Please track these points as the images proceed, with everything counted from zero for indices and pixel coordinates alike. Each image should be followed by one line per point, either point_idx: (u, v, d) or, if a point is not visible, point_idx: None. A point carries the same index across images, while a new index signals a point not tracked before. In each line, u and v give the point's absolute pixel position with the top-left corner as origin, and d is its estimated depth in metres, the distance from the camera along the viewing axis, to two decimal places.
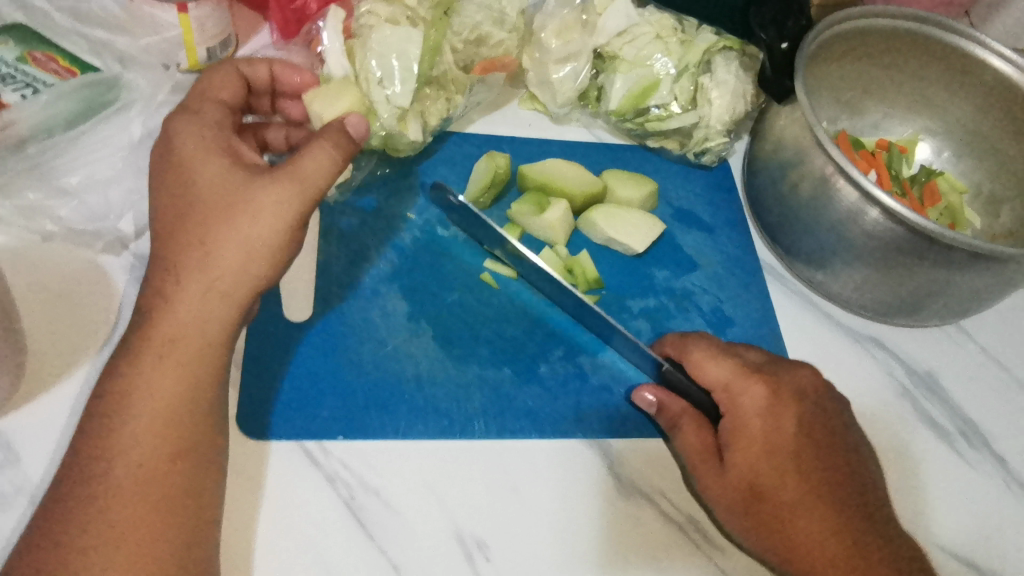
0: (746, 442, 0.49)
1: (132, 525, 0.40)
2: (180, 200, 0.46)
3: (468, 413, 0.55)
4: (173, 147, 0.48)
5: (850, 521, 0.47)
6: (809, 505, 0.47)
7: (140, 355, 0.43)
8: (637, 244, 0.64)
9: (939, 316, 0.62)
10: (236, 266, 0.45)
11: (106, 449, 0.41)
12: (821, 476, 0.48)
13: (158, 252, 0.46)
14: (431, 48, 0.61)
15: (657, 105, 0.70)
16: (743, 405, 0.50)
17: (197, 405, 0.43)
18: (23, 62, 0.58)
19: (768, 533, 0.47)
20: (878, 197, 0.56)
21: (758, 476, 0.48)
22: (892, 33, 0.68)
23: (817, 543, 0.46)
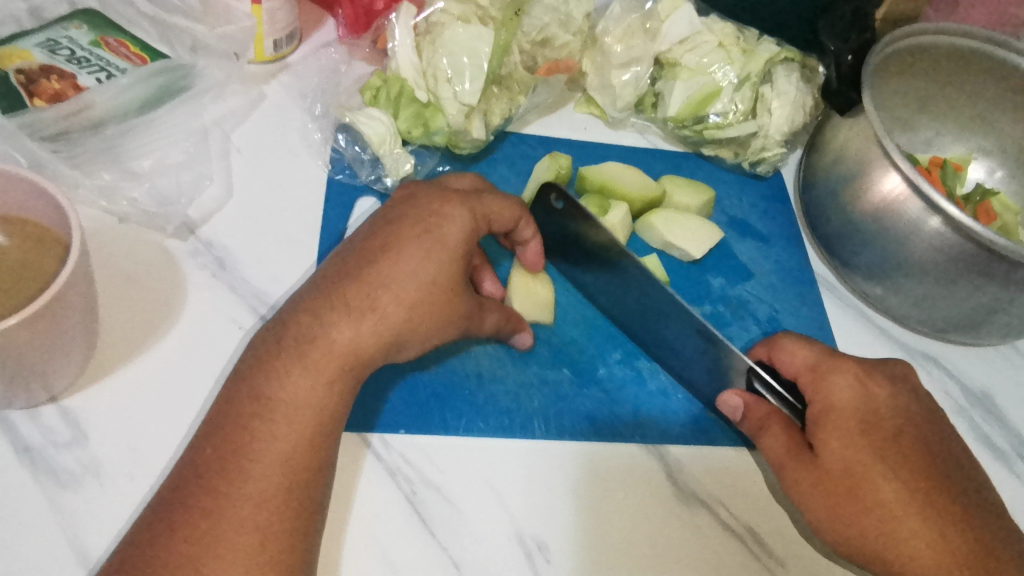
0: (844, 429, 0.46)
1: (267, 531, 0.40)
2: (411, 281, 0.47)
3: (529, 412, 0.55)
4: (432, 231, 0.49)
5: (953, 512, 0.45)
6: (907, 492, 0.45)
7: (310, 374, 0.44)
8: (695, 249, 0.64)
9: (999, 335, 0.62)
10: (403, 352, 0.48)
11: (246, 455, 0.42)
12: (921, 464, 0.46)
13: (347, 281, 0.46)
14: (500, 48, 0.63)
15: (717, 112, 0.70)
16: (837, 391, 0.48)
17: (335, 423, 0.45)
18: (97, 46, 0.61)
19: (868, 526, 0.45)
20: (944, 208, 0.56)
21: (858, 465, 0.45)
22: (956, 52, 0.67)
23: (918, 530, 0.44)
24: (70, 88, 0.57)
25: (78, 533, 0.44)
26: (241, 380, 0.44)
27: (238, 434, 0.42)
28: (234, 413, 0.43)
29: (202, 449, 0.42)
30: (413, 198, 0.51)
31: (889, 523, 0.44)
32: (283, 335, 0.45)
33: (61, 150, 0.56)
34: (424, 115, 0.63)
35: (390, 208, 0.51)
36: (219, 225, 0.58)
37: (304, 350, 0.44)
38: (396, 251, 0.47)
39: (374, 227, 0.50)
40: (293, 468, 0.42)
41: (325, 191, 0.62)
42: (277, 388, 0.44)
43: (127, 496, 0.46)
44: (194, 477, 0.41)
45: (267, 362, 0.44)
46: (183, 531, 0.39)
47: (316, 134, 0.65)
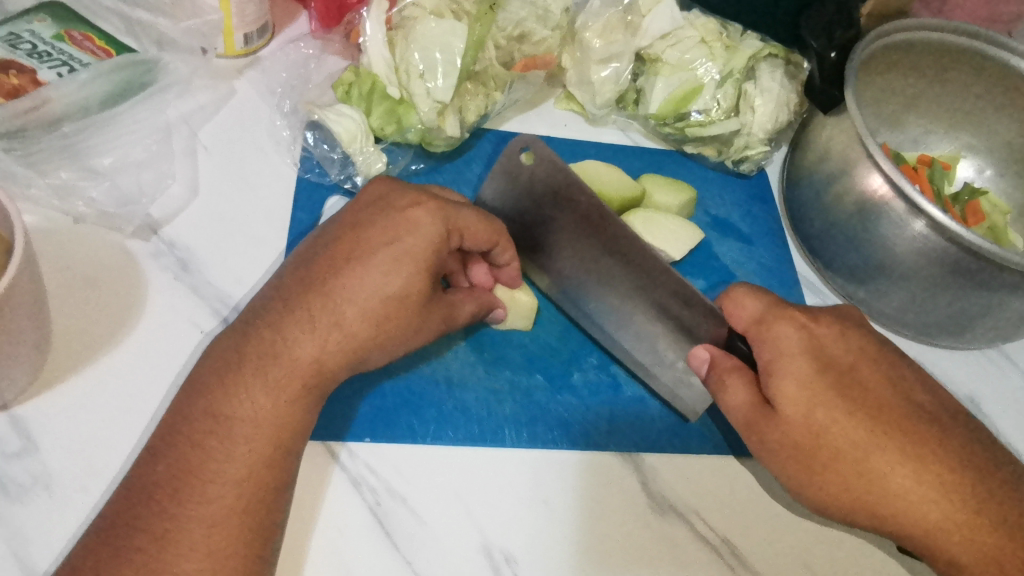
0: (801, 378, 0.45)
1: (219, 556, 0.38)
2: (362, 287, 0.45)
3: (499, 419, 0.53)
4: (395, 240, 0.46)
5: (920, 437, 0.44)
6: (873, 432, 0.44)
7: (273, 391, 0.43)
8: (674, 250, 0.63)
9: (985, 339, 0.60)
10: (375, 355, 0.46)
11: (202, 476, 0.40)
12: (878, 398, 0.45)
13: (303, 296, 0.45)
14: (474, 42, 0.61)
15: (699, 109, 0.68)
16: (785, 341, 0.46)
17: (293, 441, 0.43)
18: (60, 41, 0.59)
19: (844, 473, 0.44)
20: (928, 211, 0.55)
21: (821, 416, 0.44)
22: (946, 48, 0.66)
23: (890, 467, 0.44)
24: (30, 83, 0.55)
25: (24, 547, 0.43)
26: (197, 394, 0.43)
27: (192, 453, 0.40)
28: (189, 430, 0.41)
29: (154, 467, 0.40)
30: (382, 199, 0.49)
31: (863, 465, 0.44)
32: (246, 347, 0.44)
33: (17, 148, 0.54)
34: (397, 111, 0.62)
35: (358, 209, 0.49)
36: (182, 226, 0.57)
37: (268, 367, 0.43)
38: (362, 262, 0.45)
39: (341, 232, 0.47)
40: (249, 488, 0.40)
41: (294, 190, 0.61)
42: (236, 406, 0.42)
43: (77, 508, 0.44)
44: (146, 497, 0.39)
45: (229, 377, 0.43)
46: (130, 555, 0.37)
47: (285, 130, 0.63)
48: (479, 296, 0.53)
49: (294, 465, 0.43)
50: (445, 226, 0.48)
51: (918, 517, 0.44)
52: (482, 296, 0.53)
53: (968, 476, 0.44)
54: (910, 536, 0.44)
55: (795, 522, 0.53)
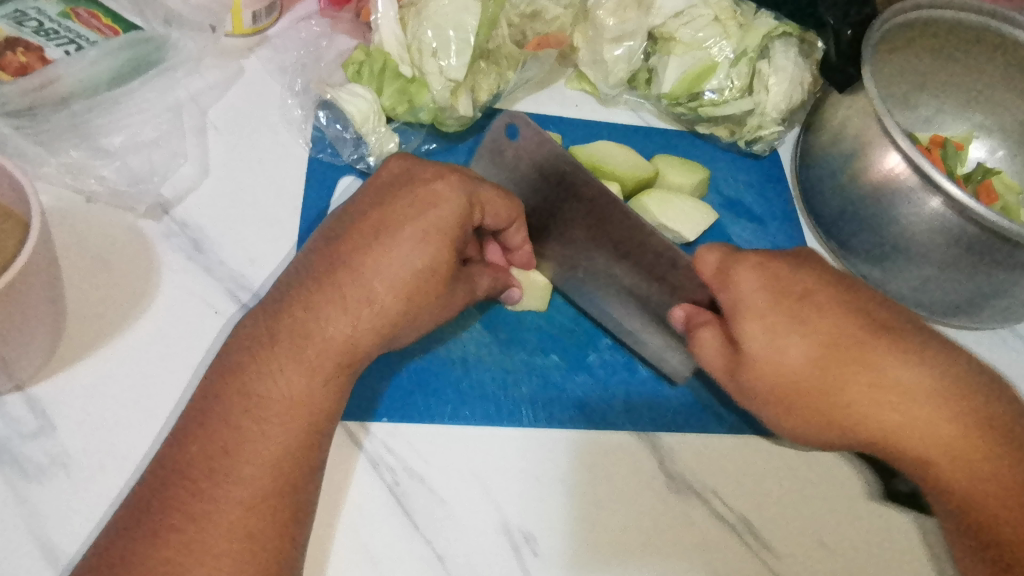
0: (761, 321, 0.44)
1: (255, 537, 0.38)
2: (388, 262, 0.44)
3: (516, 399, 0.53)
4: (422, 214, 0.46)
5: (885, 351, 0.44)
6: (847, 354, 0.44)
7: (306, 369, 0.42)
8: (688, 231, 0.62)
9: (999, 318, 0.60)
10: (405, 330, 0.46)
11: (237, 456, 0.40)
12: (842, 322, 0.44)
13: (336, 275, 0.44)
14: (488, 21, 0.60)
15: (713, 89, 0.68)
16: (742, 284, 0.46)
17: (325, 421, 0.43)
18: (66, 18, 0.56)
19: (809, 403, 0.44)
20: (947, 188, 0.55)
21: (787, 350, 0.44)
22: (962, 27, 0.65)
23: (869, 387, 0.43)
24: (38, 61, 0.55)
25: (44, 528, 0.43)
26: (230, 374, 0.42)
27: (226, 432, 0.40)
28: (222, 410, 0.41)
29: (188, 447, 0.40)
30: (406, 175, 0.49)
31: (830, 391, 0.44)
32: (276, 327, 0.43)
33: (24, 125, 0.54)
34: (409, 91, 0.62)
35: (382, 185, 0.49)
36: (194, 206, 0.56)
37: (301, 346, 0.43)
38: (390, 238, 0.45)
39: (367, 207, 0.47)
40: (283, 468, 0.40)
41: (306, 170, 0.60)
42: (268, 386, 0.42)
43: (95, 488, 0.44)
44: (178, 478, 0.39)
45: (261, 356, 0.42)
46: (165, 534, 0.37)
47: (296, 110, 0.62)
48: (497, 272, 0.53)
49: (322, 451, 0.42)
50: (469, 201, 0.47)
51: (883, 430, 0.44)
52: (500, 271, 0.53)
53: (934, 380, 0.43)
54: (880, 449, 0.45)
55: (810, 500, 0.53)
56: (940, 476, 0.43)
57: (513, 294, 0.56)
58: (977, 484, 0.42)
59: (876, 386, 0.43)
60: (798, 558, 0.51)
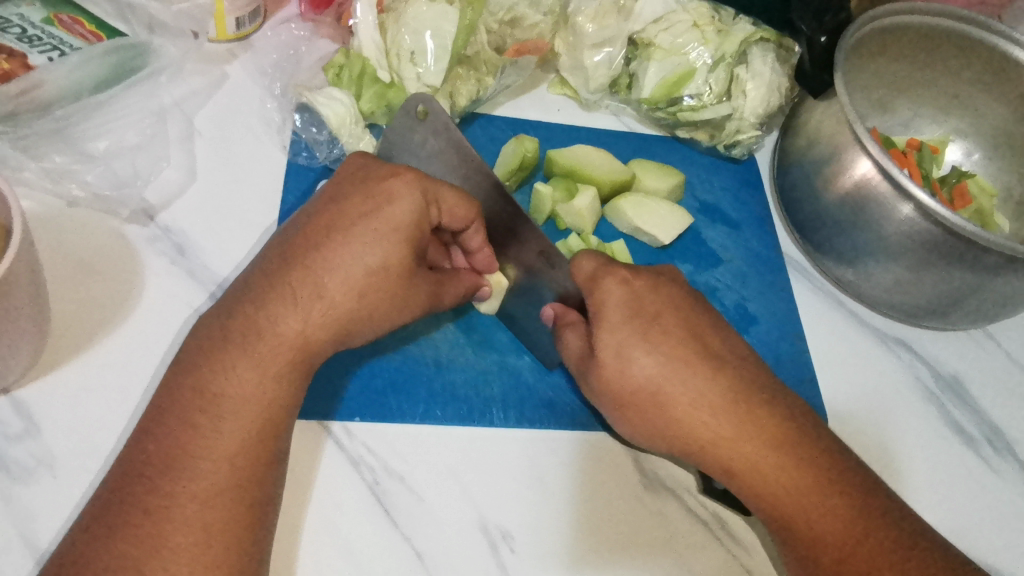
0: (621, 339, 0.47)
1: (212, 531, 0.39)
2: (336, 261, 0.45)
3: (488, 400, 0.54)
4: (378, 211, 0.47)
5: (709, 371, 0.46)
6: (631, 353, 0.46)
7: (258, 367, 0.43)
8: (663, 235, 0.64)
9: (969, 320, 0.62)
10: (361, 327, 0.47)
11: (193, 453, 0.40)
12: (679, 340, 0.47)
13: (286, 275, 0.45)
14: (466, 26, 0.62)
15: (691, 94, 0.69)
16: (609, 295, 0.47)
17: (279, 415, 0.43)
18: (50, 25, 0.58)
19: (644, 411, 0.47)
20: (915, 194, 0.56)
21: (649, 364, 0.46)
22: (936, 32, 0.67)
23: (642, 385, 0.46)
24: (21, 68, 0.55)
25: (28, 526, 0.43)
26: (186, 373, 0.43)
27: (181, 428, 0.41)
28: (176, 408, 0.42)
29: (146, 444, 0.41)
30: (361, 172, 0.50)
31: (655, 399, 0.46)
32: (229, 325, 0.44)
33: (9, 131, 0.55)
34: (386, 96, 0.62)
35: (338, 183, 0.49)
36: (177, 209, 0.57)
37: (252, 343, 0.43)
38: (342, 236, 0.46)
39: (321, 205, 0.48)
40: (240, 464, 0.41)
41: (284, 172, 0.61)
42: (223, 384, 0.42)
43: (78, 488, 0.45)
44: (138, 475, 0.40)
45: (215, 354, 0.43)
46: (124, 530, 0.38)
47: (276, 113, 0.63)
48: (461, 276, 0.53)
49: (283, 440, 0.44)
50: (418, 199, 0.47)
51: (695, 439, 0.46)
52: (466, 279, 0.54)
53: (726, 394, 0.46)
54: (692, 455, 0.47)
55: None
56: (745, 481, 0.45)
57: (483, 291, 0.55)
58: (784, 492, 0.44)
59: (706, 405, 0.46)
60: (768, 552, 0.52)
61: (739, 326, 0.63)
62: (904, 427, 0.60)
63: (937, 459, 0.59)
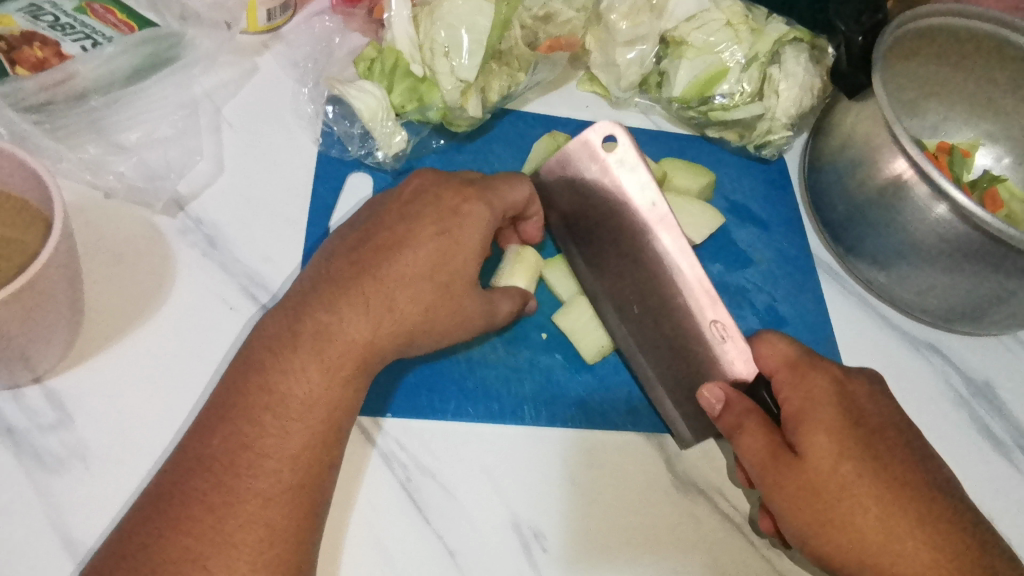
0: (826, 424, 0.44)
1: (271, 533, 0.39)
2: (399, 267, 0.46)
3: (520, 398, 0.54)
4: (448, 223, 0.48)
5: (906, 490, 0.43)
6: (828, 432, 0.44)
7: (327, 370, 0.43)
8: (695, 235, 0.63)
9: (1003, 325, 0.61)
10: (428, 325, 0.47)
11: (258, 450, 0.40)
12: (876, 444, 0.44)
13: (353, 277, 0.46)
14: (500, 23, 0.60)
15: (723, 93, 0.68)
16: (814, 389, 0.46)
17: (343, 412, 0.43)
18: (81, 13, 0.55)
19: (824, 504, 0.43)
20: (952, 195, 0.55)
21: (831, 449, 0.43)
22: (969, 34, 0.66)
23: (827, 467, 0.43)
24: (55, 56, 0.54)
25: (62, 517, 0.43)
26: (253, 371, 0.43)
27: (246, 425, 0.41)
28: (242, 404, 0.41)
29: (209, 439, 0.40)
30: (431, 189, 0.50)
31: (841, 492, 0.43)
32: (299, 327, 0.44)
33: (44, 121, 0.55)
34: (419, 89, 0.62)
35: (401, 201, 0.50)
36: (209, 202, 0.57)
37: (322, 346, 0.43)
38: (412, 241, 0.47)
39: (390, 219, 0.48)
40: (306, 467, 0.41)
41: (315, 165, 0.60)
42: (289, 384, 0.42)
43: (112, 481, 0.45)
44: (200, 468, 0.40)
45: (282, 355, 0.43)
46: (184, 523, 0.38)
47: (307, 106, 0.63)
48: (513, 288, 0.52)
49: (340, 451, 0.43)
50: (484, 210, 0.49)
51: (878, 548, 0.42)
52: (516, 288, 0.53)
53: (914, 510, 0.43)
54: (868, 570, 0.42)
55: None
56: None
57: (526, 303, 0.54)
58: None
59: (888, 508, 0.43)
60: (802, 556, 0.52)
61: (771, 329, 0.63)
62: (936, 435, 0.60)
63: (966, 464, 0.59)
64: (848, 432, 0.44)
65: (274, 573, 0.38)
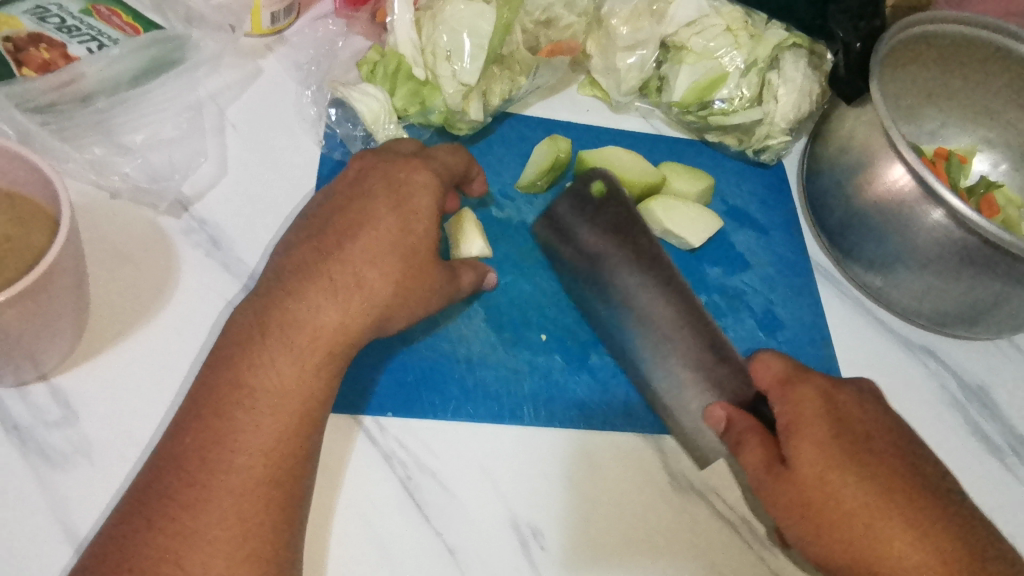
0: (814, 436, 0.45)
1: (246, 523, 0.39)
2: (358, 248, 0.48)
3: (519, 398, 0.54)
4: (405, 202, 0.50)
5: (902, 501, 0.44)
6: (821, 444, 0.45)
7: (297, 360, 0.44)
8: (694, 237, 0.64)
9: (998, 329, 0.62)
10: (395, 307, 0.48)
11: (229, 446, 0.41)
12: (871, 456, 0.45)
13: (315, 264, 0.47)
14: (503, 26, 0.61)
15: (722, 98, 0.69)
16: (805, 404, 0.46)
17: (313, 398, 0.44)
18: (87, 16, 0.58)
19: (821, 512, 0.44)
20: (948, 200, 0.55)
21: (819, 460, 0.44)
22: (966, 41, 0.66)
23: (818, 479, 0.44)
24: (60, 57, 0.56)
25: (66, 513, 0.44)
26: (220, 367, 0.43)
27: (217, 420, 0.41)
28: (213, 403, 0.42)
29: (182, 437, 0.41)
30: (377, 168, 0.52)
31: (835, 502, 0.43)
32: (267, 321, 0.45)
33: (50, 122, 0.55)
34: (421, 93, 0.62)
35: (356, 180, 0.52)
36: (213, 202, 0.57)
37: (291, 337, 0.44)
38: (367, 228, 0.48)
39: (344, 202, 0.51)
40: (277, 458, 0.41)
41: (318, 167, 0.61)
42: (258, 376, 0.43)
43: (115, 477, 0.46)
44: (175, 466, 0.40)
45: (253, 349, 0.44)
46: (161, 521, 0.38)
47: (311, 108, 0.63)
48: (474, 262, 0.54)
49: (317, 433, 0.44)
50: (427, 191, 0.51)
51: (874, 556, 0.43)
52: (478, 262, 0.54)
53: (911, 522, 0.43)
54: None
55: None
56: None
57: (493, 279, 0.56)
58: None
59: (883, 519, 0.43)
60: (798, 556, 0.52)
61: (768, 331, 0.64)
62: (932, 437, 0.60)
63: (961, 467, 0.59)
64: (843, 444, 0.45)
65: (250, 569, 0.39)
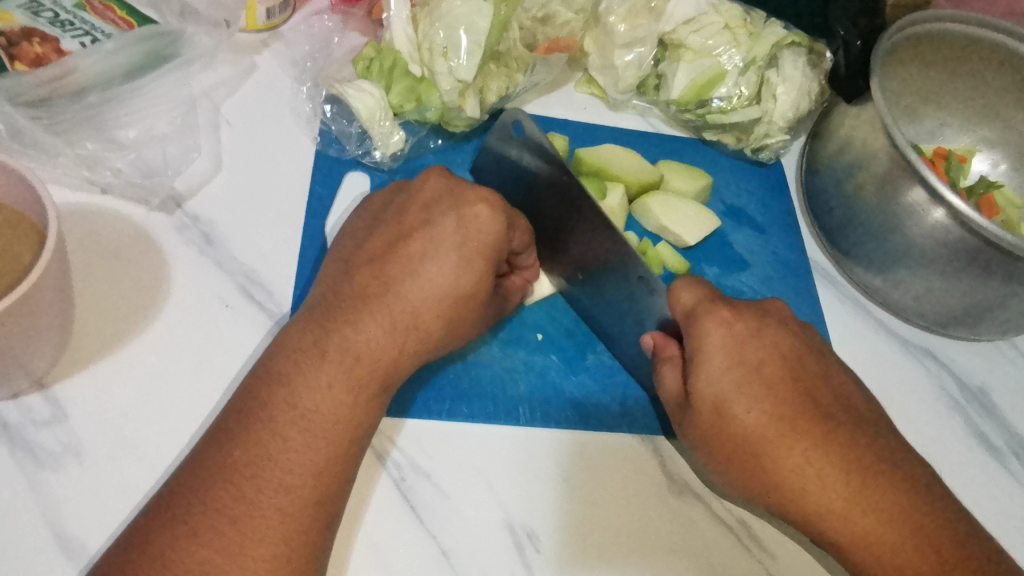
0: (712, 370, 0.45)
1: (291, 543, 0.40)
2: (418, 287, 0.46)
3: (515, 398, 0.54)
4: (468, 239, 0.47)
5: (803, 419, 0.45)
6: (721, 377, 0.45)
7: (352, 389, 0.44)
8: (690, 236, 0.64)
9: (997, 330, 0.61)
10: (444, 342, 0.48)
11: (280, 463, 0.41)
12: (774, 382, 0.45)
13: (377, 291, 0.46)
14: (500, 24, 0.60)
15: (721, 96, 0.68)
16: (710, 337, 0.45)
17: (362, 429, 0.44)
18: (81, 9, 0.56)
19: (718, 438, 0.45)
20: (950, 199, 0.55)
21: (717, 391, 0.45)
22: (966, 40, 0.66)
23: (717, 411, 0.45)
24: (53, 52, 0.54)
25: (54, 513, 0.43)
26: (274, 385, 0.43)
27: (268, 437, 0.41)
28: (266, 418, 0.42)
29: (230, 451, 0.41)
30: (447, 195, 0.50)
31: (739, 432, 0.45)
32: (325, 342, 0.44)
33: (42, 117, 0.54)
34: (417, 89, 0.62)
35: (429, 207, 0.50)
36: (207, 200, 0.57)
37: (350, 362, 0.44)
38: (432, 259, 0.47)
39: (411, 229, 0.49)
40: (325, 478, 0.42)
41: (313, 165, 0.61)
42: (312, 399, 0.43)
43: (105, 477, 0.45)
44: (219, 479, 0.40)
45: (305, 368, 0.43)
46: (206, 534, 0.38)
47: (306, 105, 0.63)
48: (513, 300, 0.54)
49: (358, 458, 0.44)
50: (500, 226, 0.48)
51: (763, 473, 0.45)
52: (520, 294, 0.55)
53: (793, 435, 0.44)
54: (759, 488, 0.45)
55: None
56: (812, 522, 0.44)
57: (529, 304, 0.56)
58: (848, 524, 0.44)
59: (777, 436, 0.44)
60: (794, 559, 0.52)
61: None
62: (932, 439, 0.60)
63: (961, 469, 0.59)
64: (745, 375, 0.45)
65: None
